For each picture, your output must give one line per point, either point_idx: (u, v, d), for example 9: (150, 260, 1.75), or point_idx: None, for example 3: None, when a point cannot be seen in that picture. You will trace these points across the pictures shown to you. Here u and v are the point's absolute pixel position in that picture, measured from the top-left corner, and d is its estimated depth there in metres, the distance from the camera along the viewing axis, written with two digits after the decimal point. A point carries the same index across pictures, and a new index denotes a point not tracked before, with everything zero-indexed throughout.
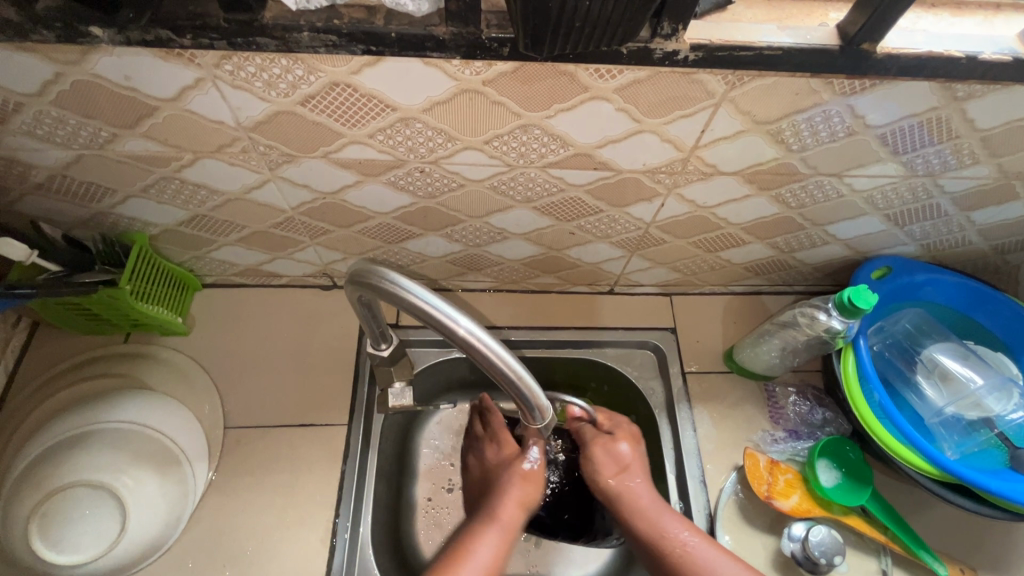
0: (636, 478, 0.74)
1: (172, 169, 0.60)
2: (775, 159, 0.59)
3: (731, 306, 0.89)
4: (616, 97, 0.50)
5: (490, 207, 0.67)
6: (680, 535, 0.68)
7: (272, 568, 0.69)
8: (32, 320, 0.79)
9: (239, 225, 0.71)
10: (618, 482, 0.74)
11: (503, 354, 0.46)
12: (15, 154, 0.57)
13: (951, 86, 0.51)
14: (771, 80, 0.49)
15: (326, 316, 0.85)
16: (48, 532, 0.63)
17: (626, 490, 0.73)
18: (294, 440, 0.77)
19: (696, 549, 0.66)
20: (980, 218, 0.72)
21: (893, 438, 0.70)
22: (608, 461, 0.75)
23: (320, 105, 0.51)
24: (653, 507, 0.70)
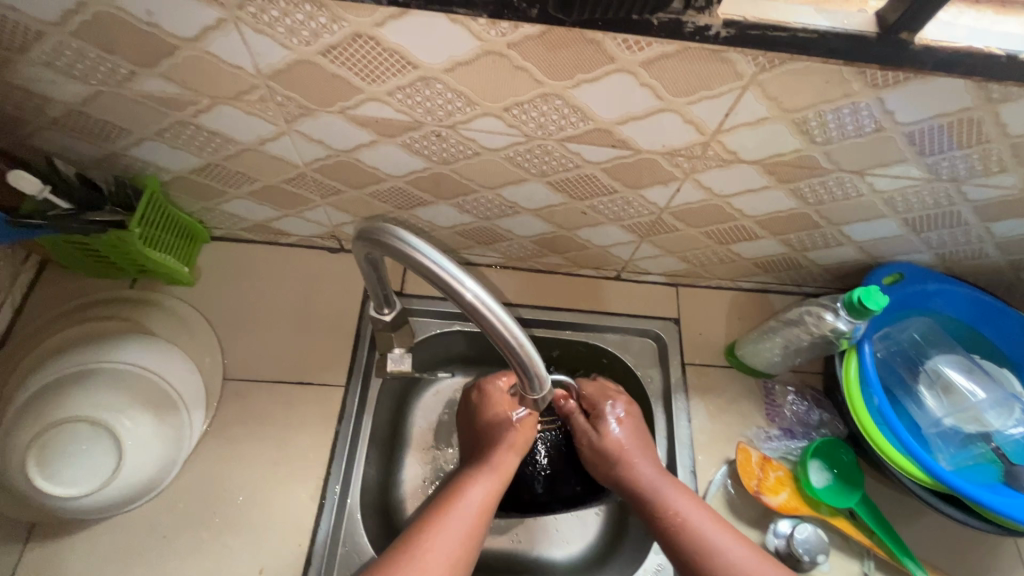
0: (643, 455, 0.73)
1: (188, 113, 0.59)
2: (796, 150, 0.58)
3: (737, 302, 0.89)
4: (641, 72, 0.49)
5: (504, 179, 0.66)
6: (686, 513, 0.66)
7: (261, 520, 0.70)
8: (41, 259, 0.79)
9: (251, 177, 0.70)
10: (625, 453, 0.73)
11: (508, 321, 0.46)
12: (32, 86, 0.57)
13: (987, 87, 0.49)
14: (802, 65, 0.47)
15: (331, 279, 0.85)
16: (46, 463, 0.63)
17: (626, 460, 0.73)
18: (291, 398, 0.77)
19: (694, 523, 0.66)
20: (1002, 230, 0.71)
21: (889, 446, 0.69)
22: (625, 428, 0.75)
23: (341, 56, 0.50)
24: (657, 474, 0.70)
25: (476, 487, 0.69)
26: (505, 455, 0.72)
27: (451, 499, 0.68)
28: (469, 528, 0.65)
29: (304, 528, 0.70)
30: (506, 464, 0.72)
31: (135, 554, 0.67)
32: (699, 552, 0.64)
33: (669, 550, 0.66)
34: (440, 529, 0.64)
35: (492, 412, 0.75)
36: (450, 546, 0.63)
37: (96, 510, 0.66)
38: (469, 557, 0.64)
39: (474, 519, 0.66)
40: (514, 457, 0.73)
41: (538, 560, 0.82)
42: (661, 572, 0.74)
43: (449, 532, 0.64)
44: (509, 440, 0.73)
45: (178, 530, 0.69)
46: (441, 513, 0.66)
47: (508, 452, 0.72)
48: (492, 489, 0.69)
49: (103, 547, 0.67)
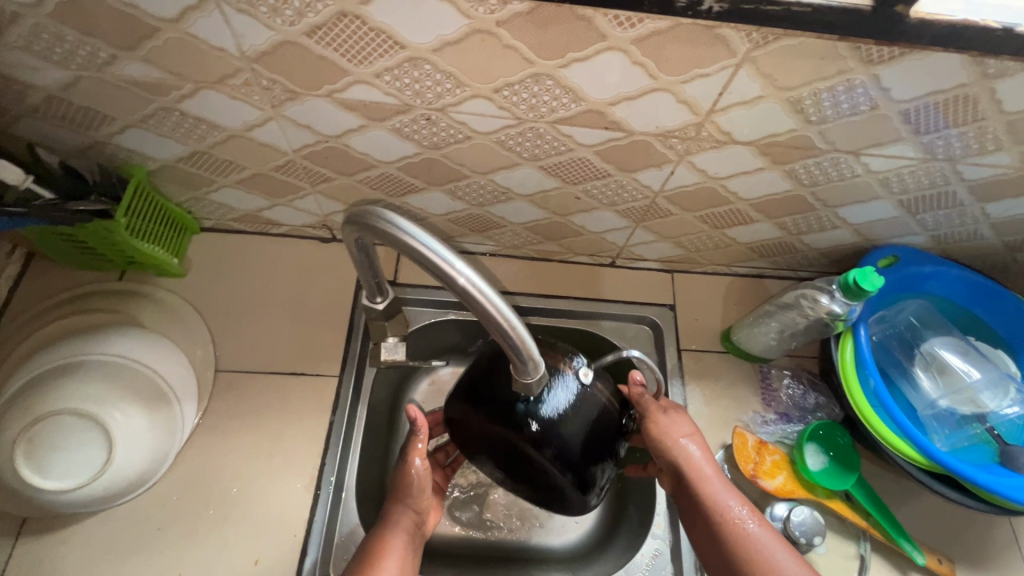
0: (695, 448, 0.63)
1: (172, 99, 0.58)
2: (791, 130, 0.57)
3: (732, 287, 0.88)
4: (633, 49, 0.48)
5: (496, 164, 0.65)
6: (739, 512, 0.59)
7: (255, 511, 0.70)
8: (28, 251, 0.78)
9: (239, 165, 0.69)
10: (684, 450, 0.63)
11: (498, 302, 0.45)
12: (11, 71, 0.55)
13: (983, 62, 0.48)
14: (796, 41, 0.46)
15: (324, 269, 0.84)
16: (36, 457, 0.62)
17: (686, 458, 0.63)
18: (284, 388, 0.77)
19: (754, 531, 0.58)
20: (997, 210, 0.70)
21: (886, 428, 0.69)
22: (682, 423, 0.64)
23: (327, 37, 0.49)
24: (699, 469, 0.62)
25: (390, 544, 0.63)
26: (403, 508, 0.67)
27: (369, 557, 0.62)
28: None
29: (298, 519, 0.70)
30: (402, 516, 0.66)
31: (130, 546, 0.67)
32: (749, 563, 0.56)
33: (713, 559, 0.59)
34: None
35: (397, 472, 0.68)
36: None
37: (88, 503, 0.65)
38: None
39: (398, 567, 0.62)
40: (419, 505, 0.68)
41: (536, 547, 0.82)
42: (659, 557, 0.74)
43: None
44: (413, 499, 0.67)
45: (172, 522, 0.68)
46: (359, 574, 0.60)
47: (404, 506, 0.67)
48: (408, 534, 0.66)
49: (99, 539, 0.67)
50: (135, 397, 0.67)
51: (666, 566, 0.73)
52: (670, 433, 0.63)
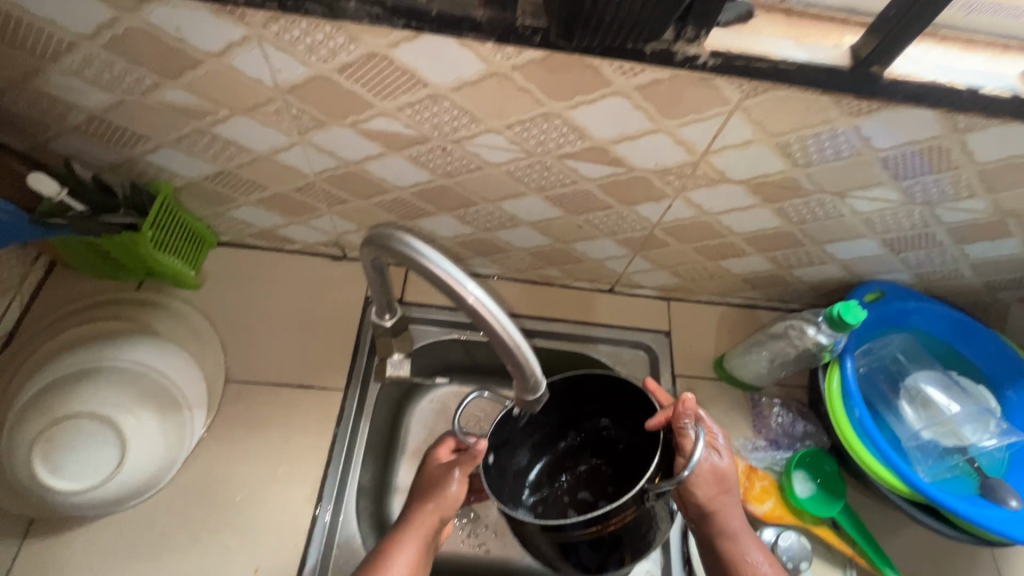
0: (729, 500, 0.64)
1: (206, 123, 0.62)
2: (780, 172, 0.61)
3: (726, 317, 0.92)
4: (635, 95, 0.53)
5: (504, 192, 0.70)
6: (758, 564, 0.63)
7: (258, 519, 0.72)
8: (51, 259, 0.81)
9: (262, 185, 0.73)
10: (716, 501, 0.63)
11: (505, 322, 0.48)
12: (59, 93, 0.60)
13: (953, 117, 0.53)
14: (783, 93, 0.51)
15: (334, 286, 0.88)
16: (50, 458, 0.65)
17: (718, 508, 0.63)
18: (291, 400, 0.79)
19: None
20: (976, 251, 0.74)
21: (870, 456, 0.72)
22: (712, 480, 0.63)
23: (356, 74, 0.54)
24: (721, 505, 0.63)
25: (402, 550, 0.65)
26: (427, 512, 0.69)
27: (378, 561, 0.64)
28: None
29: (300, 528, 0.72)
30: (425, 522, 0.68)
31: (133, 551, 0.68)
32: None
33: None
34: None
35: (439, 471, 0.71)
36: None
37: (97, 506, 0.67)
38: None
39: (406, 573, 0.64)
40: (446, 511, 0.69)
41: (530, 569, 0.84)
42: None
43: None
44: (442, 501, 0.69)
45: (176, 528, 0.70)
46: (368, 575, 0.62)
47: (425, 509, 0.69)
48: (422, 540, 0.67)
49: (102, 542, 0.68)
50: (148, 403, 0.70)
51: None
52: (704, 483, 0.63)
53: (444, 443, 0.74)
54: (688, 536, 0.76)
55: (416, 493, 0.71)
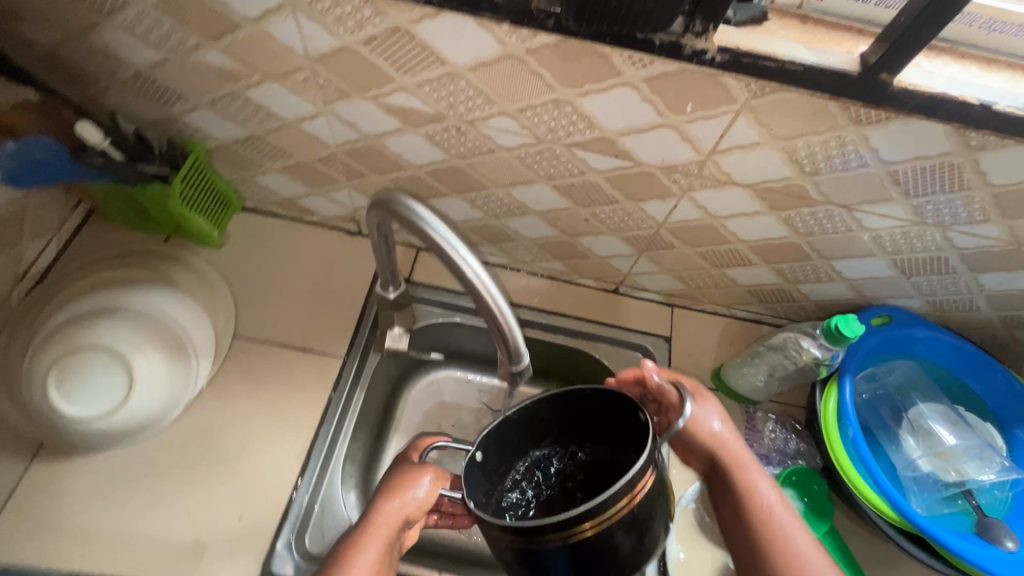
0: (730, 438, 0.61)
1: (240, 86, 0.66)
2: (787, 178, 0.62)
3: (729, 329, 0.91)
4: (644, 87, 0.54)
5: (514, 178, 0.71)
6: (769, 495, 0.58)
7: (248, 470, 0.74)
8: (89, 208, 0.87)
9: (287, 153, 0.77)
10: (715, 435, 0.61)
11: (488, 285, 0.51)
12: (112, 48, 0.64)
13: (965, 133, 0.52)
14: (791, 95, 0.52)
15: (346, 259, 0.91)
16: (65, 383, 0.70)
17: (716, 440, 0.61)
18: (293, 362, 0.82)
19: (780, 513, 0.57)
20: (990, 282, 0.72)
21: (861, 481, 0.71)
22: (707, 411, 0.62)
23: (380, 47, 0.57)
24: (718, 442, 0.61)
25: (355, 559, 0.56)
26: (394, 505, 0.59)
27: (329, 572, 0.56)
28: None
29: (286, 484, 0.74)
30: (388, 526, 0.58)
31: (128, 486, 0.72)
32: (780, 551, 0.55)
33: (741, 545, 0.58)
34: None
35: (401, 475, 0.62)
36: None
37: (100, 437, 0.71)
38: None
39: None
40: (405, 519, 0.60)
41: None
42: None
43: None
44: (404, 508, 0.60)
45: (170, 469, 0.73)
46: None
47: (393, 507, 0.59)
48: (378, 556, 0.57)
49: (102, 472, 0.72)
50: (158, 346, 0.74)
51: None
52: (703, 418, 0.61)
53: (418, 444, 0.68)
54: (667, 546, 0.75)
55: (380, 487, 0.62)
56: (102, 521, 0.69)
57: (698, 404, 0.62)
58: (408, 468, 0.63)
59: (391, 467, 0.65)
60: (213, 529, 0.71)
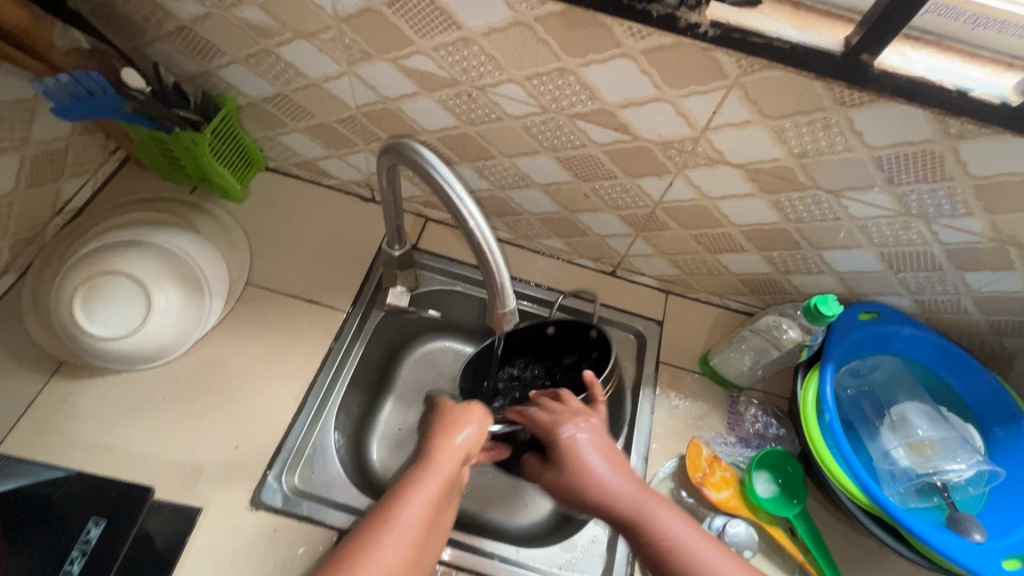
0: (620, 466, 0.66)
1: (273, 43, 0.72)
2: (776, 160, 0.65)
3: (721, 318, 0.93)
4: (642, 59, 0.58)
5: (520, 148, 0.76)
6: (675, 531, 0.61)
7: (247, 406, 0.79)
8: (125, 155, 0.93)
9: (311, 113, 0.82)
10: (612, 474, 0.65)
11: (486, 233, 0.54)
12: (161, 1, 0.71)
13: (944, 120, 0.55)
14: (779, 73, 0.55)
15: (358, 222, 0.95)
16: (88, 305, 0.74)
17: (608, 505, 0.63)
18: (299, 311, 0.87)
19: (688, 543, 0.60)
20: (976, 281, 0.73)
21: (837, 467, 0.72)
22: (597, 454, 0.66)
23: (401, 9, 0.61)
24: (608, 467, 0.66)
25: (420, 490, 0.61)
26: (452, 440, 0.66)
27: (395, 496, 0.60)
28: (414, 535, 0.58)
29: (281, 422, 0.78)
30: (448, 463, 0.65)
31: (136, 408, 0.76)
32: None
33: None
34: (384, 529, 0.57)
35: (451, 423, 0.70)
36: (390, 560, 0.55)
37: (114, 360, 0.76)
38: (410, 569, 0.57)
39: (419, 528, 0.58)
40: (459, 456, 0.66)
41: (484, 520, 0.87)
42: (595, 543, 0.78)
43: (394, 536, 0.57)
44: (457, 448, 0.66)
45: (176, 397, 0.78)
46: (382, 522, 0.57)
47: (451, 445, 0.66)
48: (435, 493, 0.61)
49: (113, 394, 0.77)
50: (177, 282, 0.79)
51: (600, 553, 0.77)
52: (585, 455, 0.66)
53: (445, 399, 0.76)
54: None
55: (435, 431, 0.69)
56: (109, 438, 0.74)
57: (564, 436, 0.68)
58: (457, 415, 0.71)
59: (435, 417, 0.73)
60: (210, 456, 0.75)
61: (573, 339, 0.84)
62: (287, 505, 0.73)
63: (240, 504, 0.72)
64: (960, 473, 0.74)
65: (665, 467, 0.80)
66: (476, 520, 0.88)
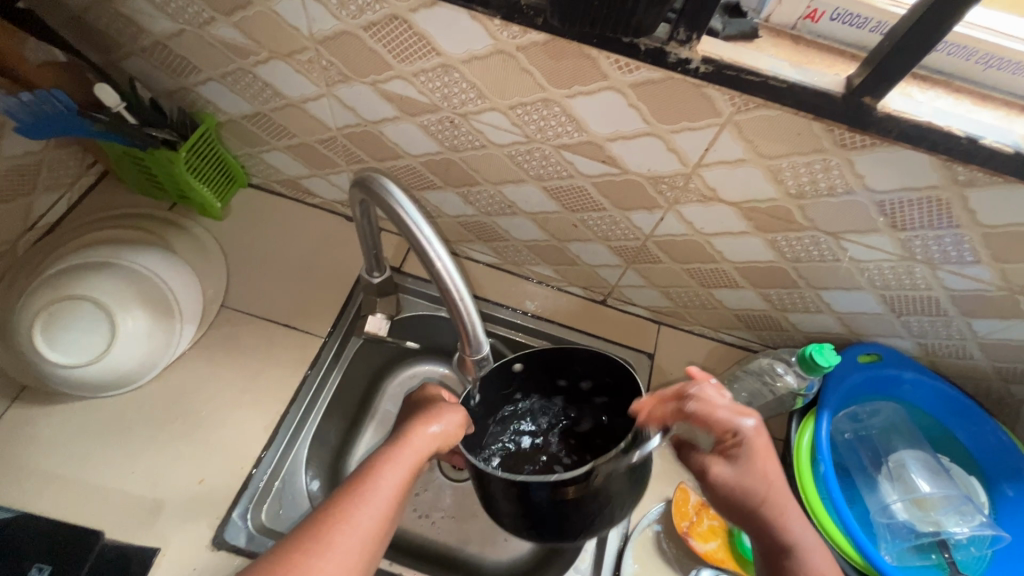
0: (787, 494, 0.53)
1: (249, 62, 0.69)
2: (773, 199, 0.61)
3: (715, 353, 0.90)
4: (630, 93, 0.55)
5: (505, 176, 0.72)
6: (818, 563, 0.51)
7: (215, 437, 0.76)
8: (104, 168, 0.91)
9: (290, 132, 0.79)
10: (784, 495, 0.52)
11: (453, 274, 0.51)
12: (133, 16, 0.68)
13: (952, 167, 0.51)
14: (775, 113, 0.51)
15: (340, 243, 0.92)
16: (50, 330, 0.71)
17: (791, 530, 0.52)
18: (275, 336, 0.83)
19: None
20: (983, 329, 0.69)
21: (830, 522, 0.68)
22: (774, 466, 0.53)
23: (379, 34, 0.58)
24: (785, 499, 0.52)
25: (391, 469, 0.52)
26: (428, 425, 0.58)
27: (358, 479, 0.51)
28: (377, 524, 0.48)
29: (249, 455, 0.75)
30: (423, 448, 0.56)
31: (99, 437, 0.73)
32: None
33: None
34: (347, 515, 0.47)
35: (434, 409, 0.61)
36: (350, 543, 0.46)
37: (76, 386, 0.73)
38: (367, 564, 0.47)
39: (385, 511, 0.49)
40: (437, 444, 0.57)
41: (461, 558, 0.84)
42: None
43: (353, 527, 0.47)
44: (439, 432, 0.58)
45: (141, 425, 0.75)
46: (348, 503, 0.48)
47: (427, 431, 0.57)
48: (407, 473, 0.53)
49: (76, 421, 0.74)
50: (145, 305, 0.76)
51: None
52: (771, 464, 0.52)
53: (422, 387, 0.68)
54: (622, 559, 0.74)
55: (412, 415, 0.60)
56: (68, 469, 0.71)
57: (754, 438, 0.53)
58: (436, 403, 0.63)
59: (414, 406, 0.64)
60: (173, 490, 0.71)
61: (538, 370, 0.72)
62: (251, 545, 0.69)
63: (201, 544, 0.69)
64: (963, 535, 0.69)
65: (650, 513, 0.77)
66: (454, 558, 0.84)
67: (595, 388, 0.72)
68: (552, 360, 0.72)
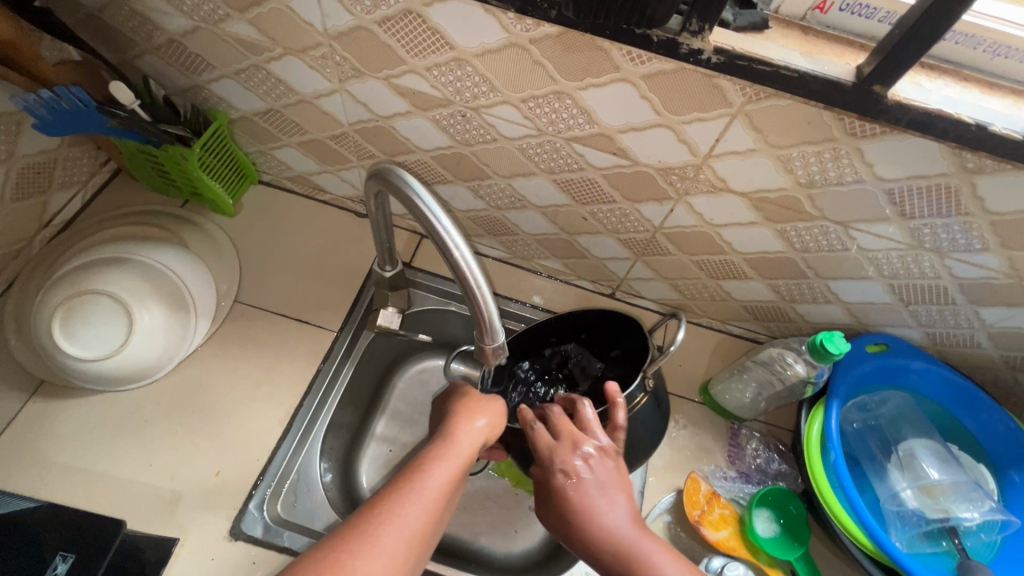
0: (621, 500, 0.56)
1: (263, 59, 0.70)
2: (782, 189, 0.62)
3: (723, 345, 0.90)
4: (642, 84, 0.55)
5: (515, 170, 0.73)
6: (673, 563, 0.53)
7: (230, 430, 0.76)
8: (116, 166, 0.92)
9: (302, 128, 0.80)
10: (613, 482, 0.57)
11: (470, 262, 0.52)
12: (148, 14, 0.69)
13: (961, 154, 0.52)
14: (785, 102, 0.52)
15: (351, 238, 0.93)
16: (69, 325, 0.72)
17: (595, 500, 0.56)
18: (288, 330, 0.84)
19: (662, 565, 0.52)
20: (991, 317, 0.70)
21: (842, 510, 0.69)
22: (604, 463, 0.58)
23: (393, 29, 0.59)
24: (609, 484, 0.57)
25: (438, 468, 0.57)
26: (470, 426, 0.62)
27: (408, 476, 0.55)
28: (424, 518, 0.53)
29: (265, 447, 0.76)
30: (469, 446, 0.61)
31: (116, 431, 0.74)
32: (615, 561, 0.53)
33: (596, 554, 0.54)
34: (397, 511, 0.52)
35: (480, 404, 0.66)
36: (401, 537, 0.50)
37: (94, 379, 0.73)
38: (418, 552, 0.52)
39: (432, 507, 0.54)
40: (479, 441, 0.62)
41: (474, 550, 0.85)
42: None
43: (403, 523, 0.51)
44: (482, 430, 0.63)
45: (158, 419, 0.75)
46: (399, 498, 0.53)
47: (472, 429, 0.62)
48: (452, 472, 0.57)
49: (93, 415, 0.75)
50: (160, 300, 0.77)
51: None
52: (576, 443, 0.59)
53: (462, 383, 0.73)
54: None
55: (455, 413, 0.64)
56: (86, 462, 0.72)
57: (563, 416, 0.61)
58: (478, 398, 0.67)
59: (454, 397, 0.68)
60: (190, 482, 0.72)
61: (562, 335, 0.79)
62: (268, 535, 0.70)
63: (219, 535, 0.70)
64: (973, 519, 0.70)
65: (662, 503, 0.77)
66: (467, 549, 0.85)
67: (606, 348, 0.78)
68: (544, 336, 0.79)
